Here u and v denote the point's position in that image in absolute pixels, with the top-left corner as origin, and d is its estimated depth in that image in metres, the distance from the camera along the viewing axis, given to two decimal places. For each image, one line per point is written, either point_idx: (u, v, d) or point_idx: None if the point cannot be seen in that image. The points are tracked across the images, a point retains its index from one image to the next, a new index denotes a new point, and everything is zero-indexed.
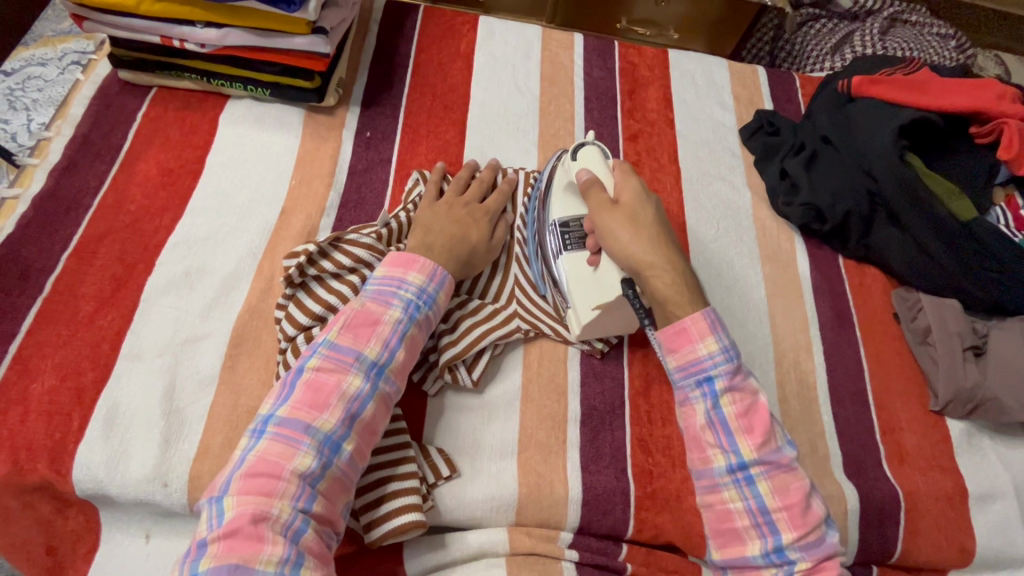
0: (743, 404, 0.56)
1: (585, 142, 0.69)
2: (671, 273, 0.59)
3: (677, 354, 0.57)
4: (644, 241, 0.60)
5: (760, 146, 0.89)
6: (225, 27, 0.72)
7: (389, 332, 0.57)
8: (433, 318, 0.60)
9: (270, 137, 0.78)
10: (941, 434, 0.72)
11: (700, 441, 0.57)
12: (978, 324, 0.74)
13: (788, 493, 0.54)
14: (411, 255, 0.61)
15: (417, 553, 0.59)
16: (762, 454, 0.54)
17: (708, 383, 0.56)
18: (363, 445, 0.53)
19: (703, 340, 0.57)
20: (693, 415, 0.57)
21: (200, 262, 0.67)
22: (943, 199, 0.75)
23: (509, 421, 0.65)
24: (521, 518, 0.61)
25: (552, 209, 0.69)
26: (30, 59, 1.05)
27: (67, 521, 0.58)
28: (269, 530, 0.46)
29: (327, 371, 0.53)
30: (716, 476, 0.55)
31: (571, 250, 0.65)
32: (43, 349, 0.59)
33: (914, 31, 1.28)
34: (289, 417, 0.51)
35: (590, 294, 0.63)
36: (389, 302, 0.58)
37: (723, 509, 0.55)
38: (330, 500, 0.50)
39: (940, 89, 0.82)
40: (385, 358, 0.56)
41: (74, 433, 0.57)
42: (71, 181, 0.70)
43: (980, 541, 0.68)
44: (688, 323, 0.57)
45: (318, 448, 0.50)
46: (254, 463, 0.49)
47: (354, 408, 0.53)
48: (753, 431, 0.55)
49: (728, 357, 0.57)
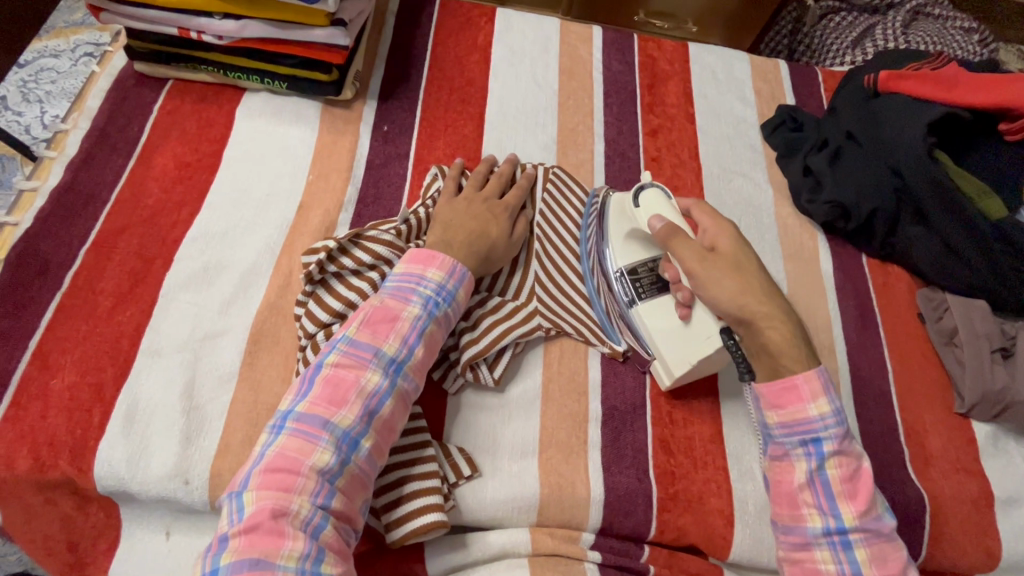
0: (849, 469, 0.54)
1: (644, 185, 0.66)
2: (784, 323, 0.57)
3: (784, 411, 0.55)
4: (749, 290, 0.57)
5: (783, 142, 0.88)
6: (244, 18, 0.71)
7: (407, 329, 0.56)
8: (452, 314, 0.60)
9: (287, 132, 0.77)
10: (967, 437, 0.71)
11: (797, 500, 0.55)
12: (1006, 326, 0.73)
13: (885, 563, 0.53)
14: (431, 251, 0.60)
15: (438, 553, 0.59)
16: (863, 521, 0.53)
17: (813, 445, 0.55)
18: (382, 442, 0.53)
19: (815, 401, 0.55)
20: (792, 473, 0.55)
21: (218, 258, 0.67)
22: (972, 198, 0.74)
23: (529, 420, 0.64)
24: (543, 518, 0.60)
25: (616, 258, 0.67)
26: (43, 51, 1.06)
27: (88, 517, 0.58)
28: (289, 524, 0.46)
29: (345, 367, 0.53)
30: (810, 536, 0.54)
31: (646, 299, 0.64)
32: (62, 345, 0.59)
33: (938, 25, 1.25)
34: (307, 412, 0.50)
35: (678, 346, 0.61)
36: (408, 298, 0.57)
37: (812, 568, 0.54)
38: (349, 496, 0.50)
39: (969, 85, 0.80)
40: (404, 355, 0.55)
41: (95, 430, 0.56)
42: (88, 173, 0.70)
43: (1006, 546, 0.67)
44: (800, 380, 0.55)
45: (337, 444, 0.50)
46: (273, 458, 0.48)
47: (373, 404, 0.52)
48: (856, 498, 0.54)
49: (838, 421, 0.55)
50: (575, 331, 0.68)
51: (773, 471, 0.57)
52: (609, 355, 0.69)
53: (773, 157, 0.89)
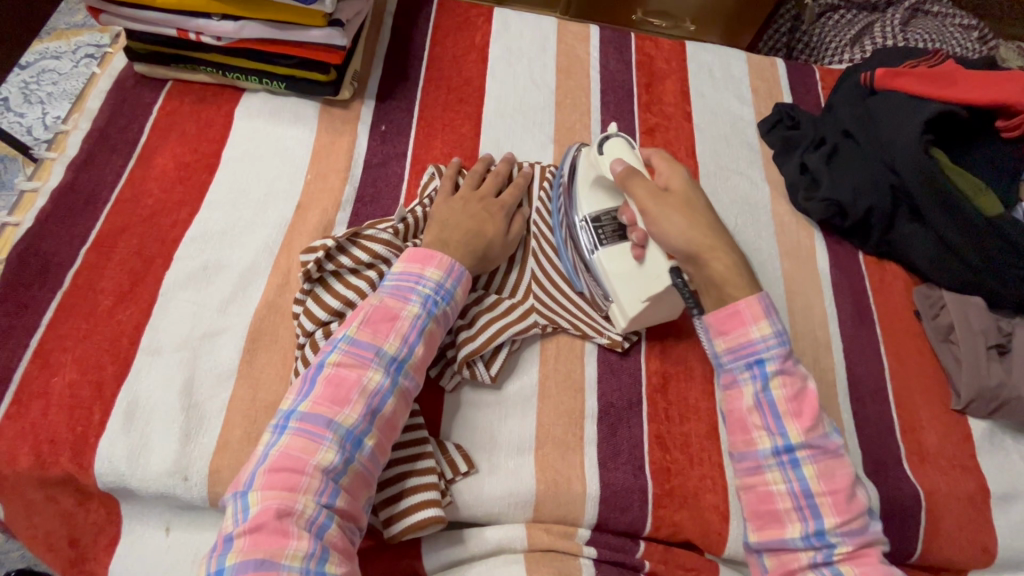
0: (794, 388, 0.56)
1: (610, 135, 0.69)
2: (729, 256, 0.60)
3: (729, 337, 0.57)
4: (696, 225, 0.60)
5: (779, 140, 0.88)
6: (242, 19, 0.72)
7: (407, 327, 0.56)
8: (451, 313, 0.60)
9: (286, 132, 0.77)
10: (963, 434, 0.71)
11: (746, 423, 0.56)
12: (1003, 322, 0.73)
13: (832, 478, 0.54)
14: (428, 250, 0.61)
15: (436, 549, 0.59)
16: (809, 437, 0.54)
17: (758, 366, 0.56)
18: (384, 440, 0.53)
19: (757, 323, 0.57)
20: (740, 397, 0.57)
21: (217, 257, 0.67)
22: (969, 196, 0.74)
23: (525, 417, 0.64)
24: (539, 514, 0.61)
25: (580, 207, 0.69)
26: (44, 53, 1.07)
27: (89, 513, 0.59)
28: (294, 524, 0.46)
29: (347, 366, 0.53)
30: (761, 458, 0.55)
31: (607, 244, 0.66)
32: (63, 343, 0.60)
33: (936, 23, 1.25)
34: (310, 412, 0.51)
35: (635, 289, 0.63)
36: (408, 298, 0.58)
37: (764, 490, 0.55)
38: (353, 495, 0.50)
39: (966, 82, 0.79)
40: (405, 354, 0.55)
41: (95, 427, 0.57)
42: (88, 174, 0.70)
43: (1002, 542, 0.67)
44: (742, 306, 0.58)
45: (340, 443, 0.50)
46: (277, 458, 0.49)
47: (375, 403, 0.53)
48: (801, 415, 0.55)
49: (780, 342, 0.57)
50: (571, 327, 0.68)
51: (726, 399, 0.59)
52: (605, 353, 0.69)
53: (770, 155, 0.89)
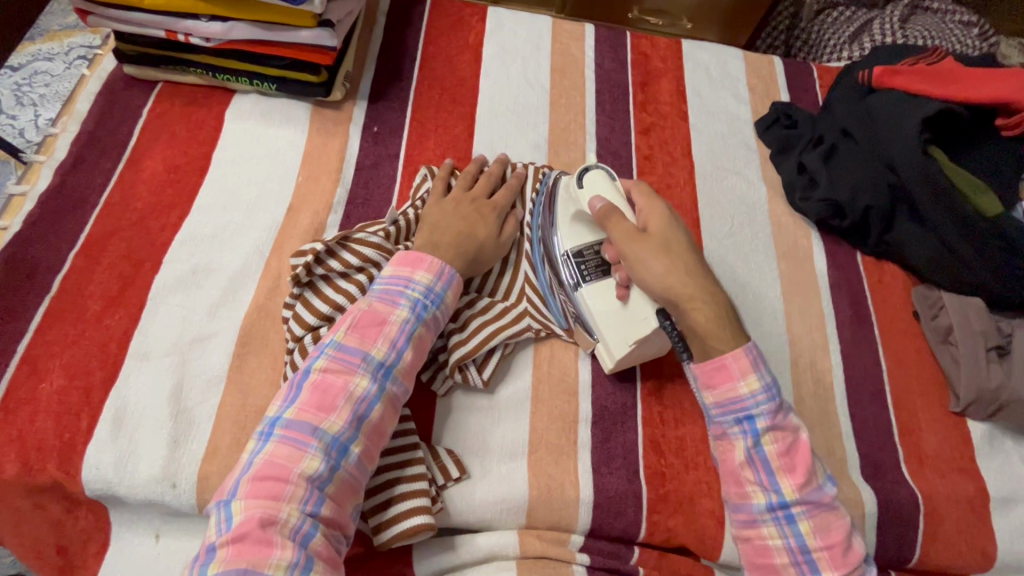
0: (785, 443, 0.55)
1: (589, 167, 0.67)
2: (711, 303, 0.58)
3: (717, 391, 0.56)
4: (676, 269, 0.58)
5: (777, 139, 0.87)
6: (231, 20, 0.71)
7: (396, 332, 0.56)
8: (441, 317, 0.59)
9: (277, 134, 0.77)
10: (962, 436, 0.70)
11: (740, 477, 0.56)
12: (1002, 323, 0.72)
13: (829, 532, 0.54)
14: (419, 252, 0.60)
15: (427, 556, 0.59)
16: (803, 493, 0.54)
17: (748, 422, 0.56)
18: (371, 447, 0.53)
19: (745, 378, 0.56)
20: (732, 451, 0.56)
21: (207, 261, 0.67)
22: (968, 196, 0.73)
23: (518, 421, 0.64)
24: (532, 520, 0.60)
25: (563, 241, 0.66)
26: (37, 55, 1.07)
27: (78, 520, 0.58)
28: (278, 533, 0.45)
29: (334, 372, 0.52)
30: (756, 513, 0.55)
31: (590, 281, 0.64)
32: (51, 349, 0.59)
33: (935, 19, 1.24)
34: (296, 419, 0.50)
35: (620, 328, 0.62)
36: (396, 302, 0.57)
37: (761, 544, 0.55)
38: (339, 503, 0.49)
39: (966, 79, 0.78)
40: (392, 359, 0.55)
41: (83, 434, 0.56)
42: (77, 177, 0.70)
43: (1001, 546, 0.66)
44: (729, 359, 0.56)
45: (326, 450, 0.49)
46: (261, 465, 0.48)
47: (361, 409, 0.52)
48: (794, 471, 0.55)
49: (769, 395, 0.56)
50: (565, 331, 0.68)
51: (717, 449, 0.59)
52: (600, 356, 0.68)
53: (767, 155, 0.88)
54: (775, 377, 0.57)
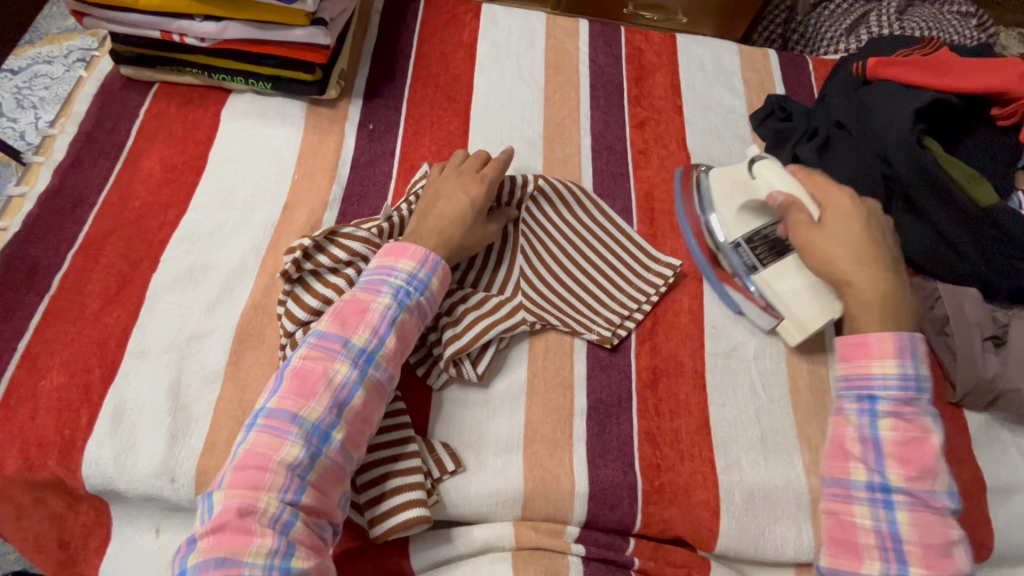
0: (906, 434, 0.54)
1: (758, 157, 0.70)
2: (875, 290, 0.59)
3: (848, 365, 0.58)
4: (843, 250, 0.61)
5: (772, 132, 0.86)
6: (224, 20, 0.72)
7: (378, 318, 0.56)
8: (426, 304, 0.59)
9: (271, 132, 0.77)
10: (959, 427, 0.70)
11: (845, 452, 0.56)
12: (999, 314, 0.72)
13: (928, 531, 0.52)
14: (403, 243, 0.61)
15: (424, 548, 0.59)
16: (911, 485, 0.53)
17: (869, 401, 0.56)
18: (356, 434, 0.53)
19: (882, 360, 0.56)
20: (845, 426, 0.57)
21: (204, 259, 0.67)
22: (964, 186, 0.72)
23: (514, 415, 0.64)
24: (527, 512, 0.60)
25: (727, 230, 0.72)
26: (36, 58, 1.08)
27: (79, 516, 0.59)
28: (257, 522, 0.46)
29: (314, 360, 0.53)
30: (853, 488, 0.55)
31: (768, 264, 0.69)
32: (51, 347, 0.60)
33: (933, 10, 1.22)
34: (276, 408, 0.51)
35: (808, 305, 0.66)
36: (379, 290, 0.57)
37: (849, 521, 0.54)
38: (321, 491, 0.50)
39: (960, 70, 0.79)
40: (374, 345, 0.55)
41: (83, 429, 0.57)
42: (76, 178, 0.71)
43: (999, 536, 0.66)
44: (872, 338, 0.57)
45: (306, 437, 0.50)
46: (243, 455, 0.49)
47: (342, 396, 0.52)
48: (908, 462, 0.53)
49: (905, 385, 0.55)
50: (563, 324, 0.68)
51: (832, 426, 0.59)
52: (595, 348, 0.68)
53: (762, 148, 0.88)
54: (923, 373, 0.56)
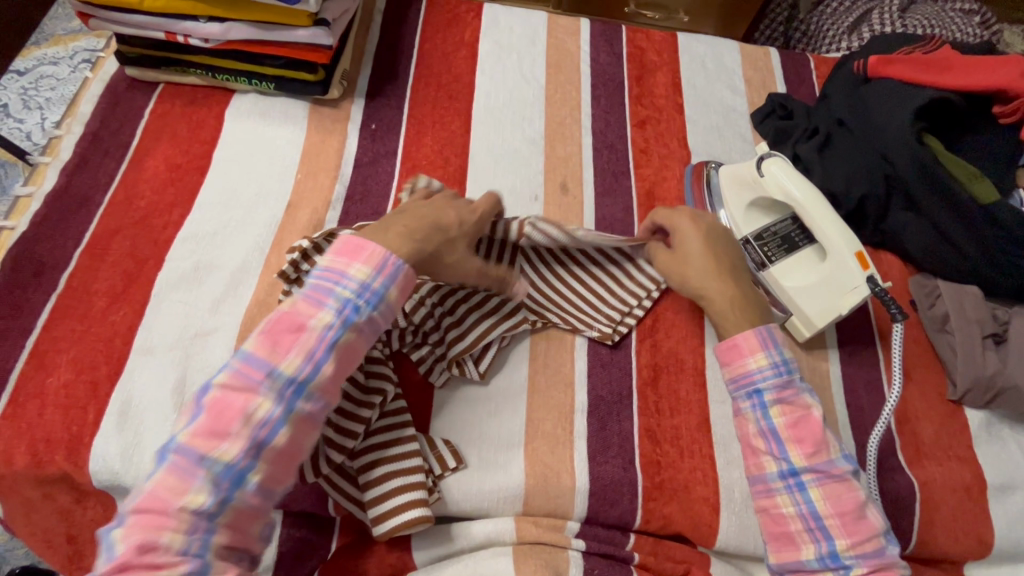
0: (794, 416, 0.57)
1: (767, 155, 0.72)
2: (723, 296, 0.63)
3: (729, 367, 0.61)
4: (696, 262, 0.65)
5: (772, 130, 0.86)
6: (228, 21, 0.72)
7: (314, 342, 0.47)
8: (380, 319, 0.51)
9: (275, 132, 0.78)
10: (959, 424, 0.70)
11: (754, 448, 0.58)
12: (999, 311, 0.72)
13: (841, 501, 0.55)
14: (361, 239, 0.52)
15: (426, 544, 0.60)
16: (812, 462, 0.56)
17: (757, 395, 0.59)
18: (278, 471, 0.46)
19: (753, 355, 0.60)
20: (746, 424, 0.59)
21: (209, 257, 0.68)
22: (963, 184, 0.72)
23: (516, 412, 0.65)
24: (528, 508, 0.61)
25: (738, 228, 0.74)
26: (42, 59, 1.09)
27: (86, 510, 0.60)
28: (160, 562, 0.40)
29: (233, 390, 0.45)
30: (770, 482, 0.57)
31: (776, 261, 0.71)
32: (59, 344, 0.61)
33: (936, 8, 1.22)
34: (185, 446, 0.43)
35: (818, 299, 0.68)
36: (323, 302, 0.49)
37: (777, 513, 0.57)
38: (238, 530, 0.44)
39: (963, 66, 0.78)
40: (307, 373, 0.47)
41: (90, 426, 0.58)
42: (82, 177, 0.71)
43: (999, 533, 0.66)
44: (739, 339, 0.60)
45: (215, 483, 0.43)
46: (143, 500, 0.42)
47: (262, 434, 0.45)
48: (803, 441, 0.56)
49: (778, 371, 0.59)
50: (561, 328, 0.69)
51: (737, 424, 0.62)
52: (595, 346, 0.69)
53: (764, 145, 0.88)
54: (788, 355, 0.60)
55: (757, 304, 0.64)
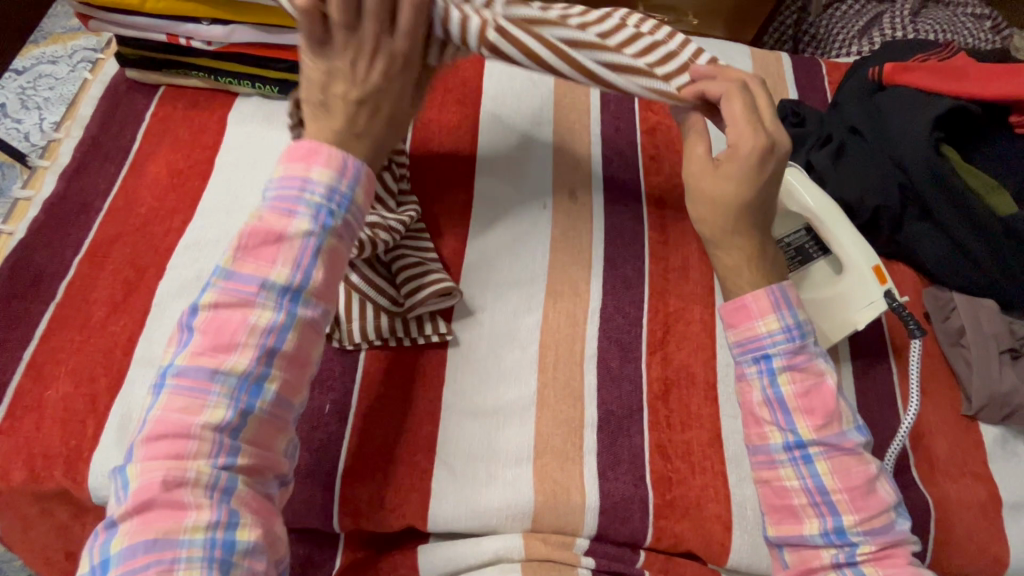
0: (804, 384, 0.57)
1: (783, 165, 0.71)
2: (740, 252, 0.60)
3: (736, 331, 0.59)
4: (728, 203, 0.58)
5: (785, 137, 0.84)
6: (233, 23, 0.70)
7: (298, 250, 0.49)
8: (353, 221, 0.52)
9: (279, 136, 0.76)
10: (974, 441, 0.69)
11: (757, 418, 0.58)
12: (1016, 325, 0.71)
13: (848, 475, 0.55)
14: (312, 144, 0.52)
15: (434, 559, 0.60)
16: (821, 434, 0.56)
17: (766, 361, 0.58)
18: (293, 378, 0.49)
19: (764, 318, 0.58)
20: (751, 392, 0.58)
21: (211, 266, 0.66)
22: (982, 195, 0.72)
23: (524, 426, 0.63)
24: (537, 525, 0.60)
25: None
26: (41, 58, 1.09)
27: (85, 526, 0.60)
28: (189, 494, 0.44)
29: (226, 308, 0.47)
30: (773, 454, 0.57)
31: (790, 273, 0.68)
32: (57, 355, 0.59)
33: (947, 13, 1.21)
34: (188, 366, 0.46)
35: (831, 314, 0.66)
36: (293, 211, 0.49)
37: (780, 487, 0.57)
38: (261, 446, 0.47)
39: (980, 75, 0.77)
40: (299, 282, 0.49)
41: (89, 440, 0.56)
42: (81, 183, 0.70)
43: (1015, 552, 0.65)
44: (749, 300, 0.58)
45: (232, 394, 0.46)
46: (157, 423, 0.45)
47: (270, 341, 0.48)
48: (812, 413, 0.56)
49: (789, 336, 0.57)
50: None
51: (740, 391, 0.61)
52: (604, 358, 0.67)
53: None
54: (801, 319, 0.58)
55: (773, 263, 0.61)
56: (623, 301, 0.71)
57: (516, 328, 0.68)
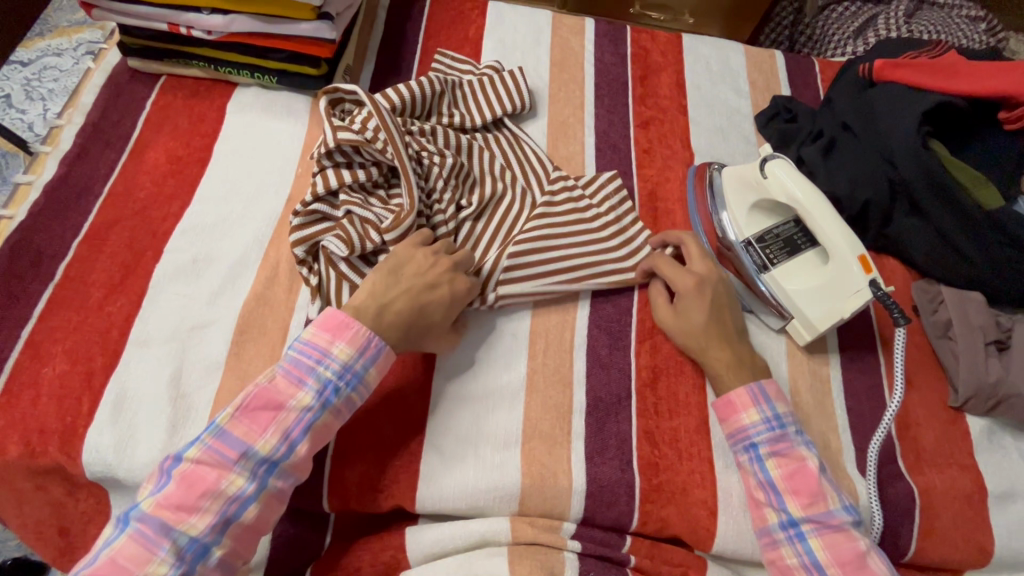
0: (790, 467, 0.59)
1: (771, 157, 0.71)
2: (718, 358, 0.64)
3: (725, 425, 0.62)
4: (694, 325, 0.65)
5: (777, 133, 0.86)
6: (231, 13, 0.72)
7: (292, 420, 0.54)
8: (355, 399, 0.57)
9: (277, 126, 0.77)
10: (960, 432, 0.70)
11: (756, 500, 0.59)
12: (1002, 318, 0.71)
13: (840, 551, 0.56)
14: (347, 317, 0.58)
15: (422, 540, 0.60)
16: (810, 512, 0.57)
17: (753, 449, 0.60)
18: (239, 546, 0.52)
19: (747, 411, 0.61)
20: (747, 478, 0.61)
21: (207, 251, 0.67)
22: (968, 189, 0.72)
23: (513, 411, 0.64)
24: (524, 508, 0.61)
25: (739, 230, 0.73)
26: (46, 50, 1.11)
27: (79, 503, 0.61)
28: None
29: (206, 465, 0.51)
30: (773, 533, 0.58)
31: (779, 264, 0.70)
32: (55, 334, 0.60)
33: (941, 14, 1.22)
34: (151, 515, 0.48)
35: (819, 303, 0.67)
36: (303, 381, 0.55)
37: (784, 564, 0.57)
38: None
39: (970, 72, 0.78)
40: (280, 453, 0.53)
41: (84, 417, 0.57)
42: (81, 168, 0.71)
43: (999, 541, 0.66)
44: (732, 395, 0.62)
45: (178, 554, 0.48)
46: (104, 563, 0.47)
47: (231, 509, 0.51)
48: (799, 493, 0.57)
49: (771, 427, 0.60)
50: (473, 79, 0.80)
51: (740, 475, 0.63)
52: (594, 346, 0.68)
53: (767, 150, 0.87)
54: (782, 411, 0.61)
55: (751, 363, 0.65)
56: (613, 290, 0.72)
57: (508, 315, 0.69)
